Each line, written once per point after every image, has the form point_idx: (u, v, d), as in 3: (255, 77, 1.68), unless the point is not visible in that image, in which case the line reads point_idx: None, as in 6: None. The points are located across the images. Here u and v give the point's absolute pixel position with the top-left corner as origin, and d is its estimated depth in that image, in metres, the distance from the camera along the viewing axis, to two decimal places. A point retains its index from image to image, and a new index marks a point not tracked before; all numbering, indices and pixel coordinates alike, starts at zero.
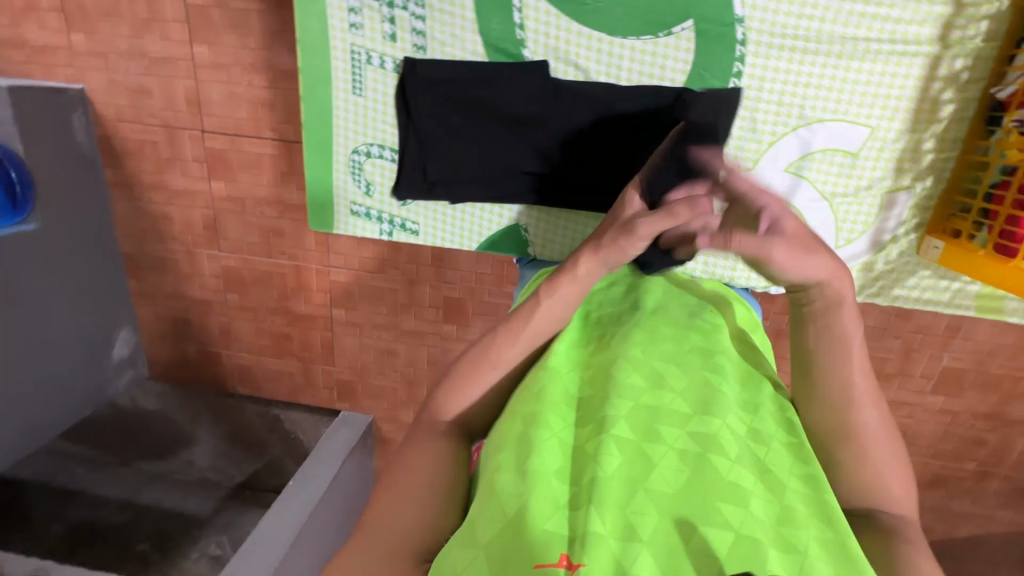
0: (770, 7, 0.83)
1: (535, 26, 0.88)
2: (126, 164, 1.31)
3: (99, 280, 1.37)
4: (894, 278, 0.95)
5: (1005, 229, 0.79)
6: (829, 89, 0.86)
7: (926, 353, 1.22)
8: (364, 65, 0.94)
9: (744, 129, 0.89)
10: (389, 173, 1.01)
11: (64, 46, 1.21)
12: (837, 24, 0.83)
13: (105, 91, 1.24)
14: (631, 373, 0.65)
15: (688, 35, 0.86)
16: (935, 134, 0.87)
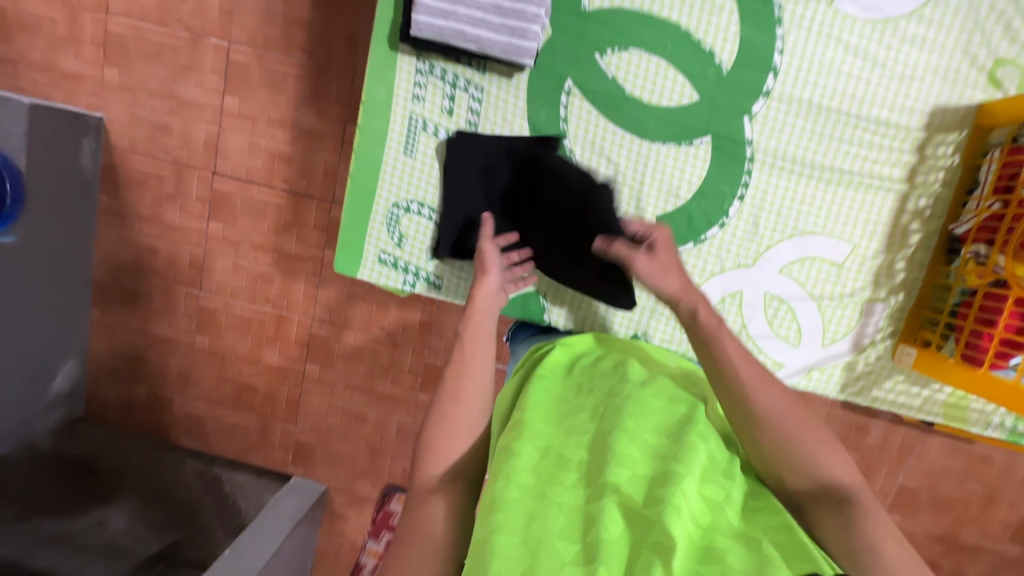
0: (773, 135, 0.96)
1: (577, 120, 0.98)
2: (126, 193, 1.30)
3: (60, 304, 1.29)
4: (872, 379, 1.03)
5: (970, 340, 0.89)
6: (819, 208, 0.98)
7: (883, 469, 1.28)
8: (419, 131, 1.00)
9: (746, 231, 0.99)
10: (424, 230, 1.03)
11: (94, 77, 1.25)
12: (827, 155, 0.97)
13: (124, 123, 1.27)
14: (627, 436, 0.63)
15: (706, 148, 0.97)
16: (905, 258, 0.99)
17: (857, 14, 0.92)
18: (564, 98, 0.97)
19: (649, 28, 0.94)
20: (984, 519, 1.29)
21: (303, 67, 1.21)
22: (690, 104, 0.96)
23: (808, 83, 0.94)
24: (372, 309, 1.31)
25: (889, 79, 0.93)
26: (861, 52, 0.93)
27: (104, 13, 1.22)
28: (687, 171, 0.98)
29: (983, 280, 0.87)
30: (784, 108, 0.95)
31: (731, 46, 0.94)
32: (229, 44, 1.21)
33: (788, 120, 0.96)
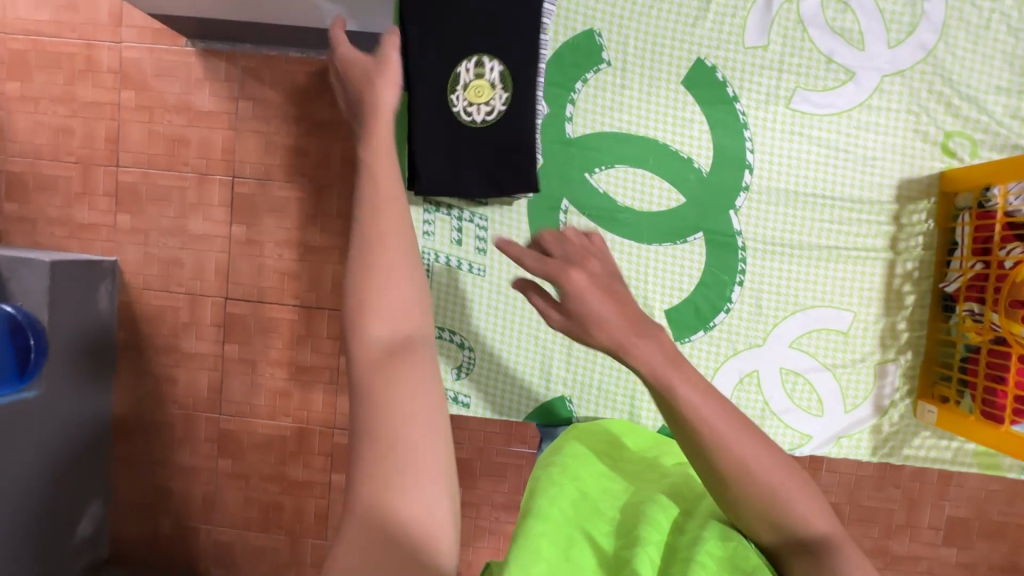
0: (758, 223, 1.02)
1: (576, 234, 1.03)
2: (142, 328, 1.34)
3: (82, 448, 1.29)
4: (900, 438, 1.04)
5: (985, 397, 0.89)
6: (815, 284, 1.03)
7: (928, 503, 1.26)
8: (432, 262, 1.03)
9: (751, 313, 1.03)
10: (449, 353, 1.04)
11: (108, 225, 1.32)
12: (813, 235, 1.02)
13: (138, 262, 1.33)
14: (659, 503, 0.61)
15: (700, 246, 1.03)
16: (905, 318, 1.03)
17: (812, 110, 1.00)
18: (562, 216, 1.03)
19: (629, 140, 1.02)
20: None
21: (304, 189, 1.29)
22: (680, 208, 1.02)
23: (780, 173, 1.02)
24: None
25: (852, 160, 1.01)
26: (820, 139, 1.01)
27: (114, 165, 1.31)
28: (686, 267, 1.03)
29: (984, 337, 0.89)
30: (764, 199, 1.02)
31: (706, 151, 1.01)
32: (234, 177, 1.30)
33: (770, 210, 1.02)
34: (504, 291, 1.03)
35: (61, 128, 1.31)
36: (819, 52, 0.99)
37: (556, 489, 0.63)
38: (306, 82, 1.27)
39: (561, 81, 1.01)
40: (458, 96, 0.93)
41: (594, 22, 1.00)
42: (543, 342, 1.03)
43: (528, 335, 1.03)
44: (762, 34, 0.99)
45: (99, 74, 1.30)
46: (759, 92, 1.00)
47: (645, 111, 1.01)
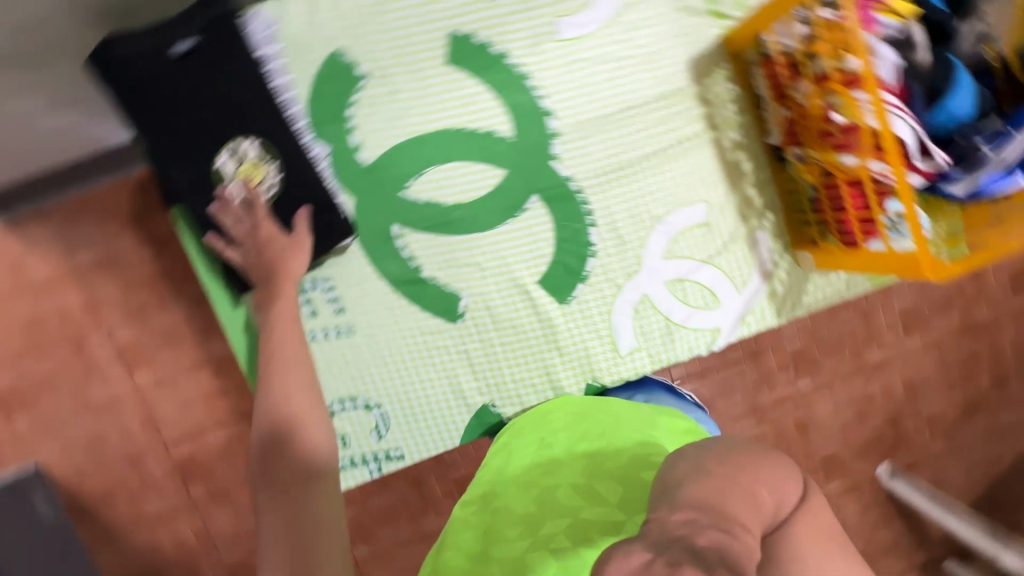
0: (581, 158, 0.95)
1: (422, 251, 0.93)
2: (102, 515, 1.27)
3: None
4: (797, 291, 1.03)
5: (842, 229, 0.89)
6: (659, 191, 0.97)
7: (878, 309, 1.34)
8: None
9: (613, 246, 0.97)
10: (358, 420, 0.96)
11: (9, 437, 1.22)
12: (636, 147, 0.96)
13: (60, 457, 1.24)
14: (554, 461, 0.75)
15: (540, 208, 0.94)
16: (752, 183, 1.00)
17: (583, 31, 0.92)
18: (399, 242, 0.93)
19: (426, 142, 0.91)
20: (982, 292, 1.36)
21: (186, 308, 1.23)
22: (504, 181, 0.93)
23: (581, 103, 0.93)
24: None
25: (641, 59, 0.94)
26: (604, 55, 0.93)
27: None
28: (536, 235, 0.95)
29: (817, 175, 0.88)
30: (575, 133, 0.94)
31: (499, 115, 0.92)
32: (109, 331, 1.21)
33: (585, 140, 0.95)
34: (381, 338, 0.95)
35: None
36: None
37: (475, 520, 0.72)
38: (129, 206, 1.18)
39: (326, 115, 0.89)
40: (227, 184, 0.85)
41: (332, 42, 0.87)
42: (439, 365, 0.96)
43: (420, 368, 0.96)
44: None
45: None
46: (525, 36, 0.91)
47: (426, 105, 0.91)
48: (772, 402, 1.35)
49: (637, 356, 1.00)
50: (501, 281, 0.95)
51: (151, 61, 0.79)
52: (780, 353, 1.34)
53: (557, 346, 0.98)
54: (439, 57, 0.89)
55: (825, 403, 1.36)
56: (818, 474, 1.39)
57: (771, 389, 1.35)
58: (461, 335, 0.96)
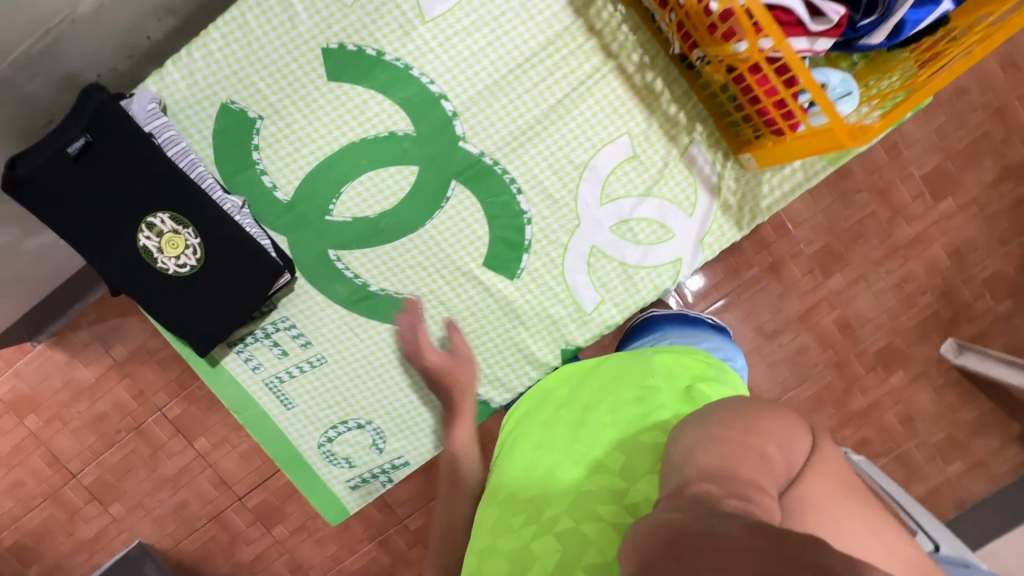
0: (487, 128, 0.88)
1: (361, 264, 0.90)
2: (206, 570, 1.39)
3: None
4: (751, 196, 0.97)
5: (765, 121, 0.84)
6: (576, 138, 0.91)
7: (896, 182, 1.24)
8: (280, 383, 0.94)
9: (547, 207, 0.92)
10: (359, 438, 0.98)
11: (109, 522, 1.36)
12: (538, 101, 0.89)
13: (155, 529, 1.37)
14: (563, 444, 0.76)
15: (463, 193, 0.89)
16: (670, 99, 0.92)
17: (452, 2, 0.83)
18: (339, 263, 0.90)
19: (336, 166, 0.86)
20: (1016, 130, 1.22)
21: None
22: (419, 179, 0.88)
23: (471, 76, 0.86)
24: (433, 469, 1.35)
25: (518, 9, 0.85)
26: (479, 18, 0.84)
27: (72, 477, 1.33)
28: (466, 218, 0.91)
29: (723, 72, 0.81)
30: (474, 105, 0.87)
31: (395, 112, 0.85)
32: (162, 410, 1.32)
33: (487, 109, 0.88)
34: (354, 361, 0.95)
35: (10, 485, 1.33)
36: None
37: (500, 515, 0.73)
38: None
39: (232, 168, 0.85)
40: (161, 261, 0.77)
41: (213, 95, 0.81)
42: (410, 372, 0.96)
43: (392, 379, 0.96)
44: None
45: None
46: (393, 27, 0.82)
47: (321, 128, 0.85)
48: (804, 309, 1.28)
49: (603, 309, 0.97)
50: (446, 275, 0.93)
51: (45, 163, 0.71)
52: (800, 257, 1.26)
53: (520, 320, 0.96)
54: (316, 75, 0.82)
55: (863, 296, 1.28)
56: (876, 370, 1.31)
57: (800, 297, 1.28)
58: (421, 338, 0.94)
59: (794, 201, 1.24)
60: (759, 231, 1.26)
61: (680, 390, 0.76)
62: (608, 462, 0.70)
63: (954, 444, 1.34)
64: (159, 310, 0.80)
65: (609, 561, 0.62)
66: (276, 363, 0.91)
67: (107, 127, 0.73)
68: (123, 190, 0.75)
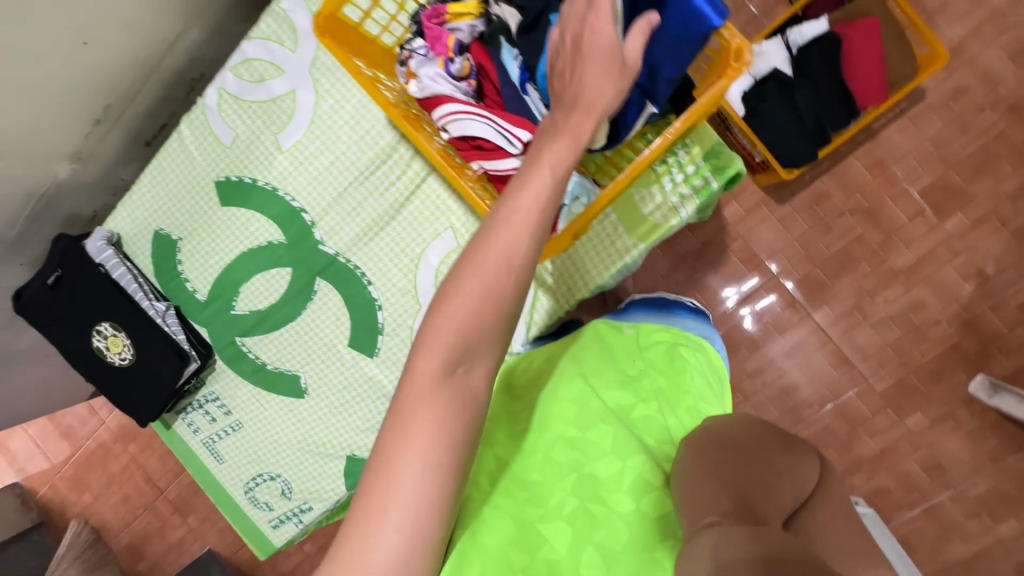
0: (342, 222, 0.75)
1: (261, 346, 0.80)
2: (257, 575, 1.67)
3: None
4: (569, 272, 0.81)
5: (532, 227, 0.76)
6: (406, 230, 0.74)
7: (887, 201, 1.10)
8: (214, 438, 0.85)
9: (390, 297, 0.75)
10: (281, 487, 0.83)
11: (188, 529, 1.69)
12: (365, 196, 0.75)
13: (220, 538, 1.67)
14: (563, 425, 0.69)
15: (328, 288, 0.76)
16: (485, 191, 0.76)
17: (306, 125, 0.75)
18: (243, 345, 0.81)
19: (232, 270, 0.80)
20: None
21: None
22: (289, 283, 0.77)
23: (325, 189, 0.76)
24: None
25: (346, 128, 0.74)
26: (324, 135, 0.75)
27: (162, 492, 1.70)
28: (331, 310, 0.77)
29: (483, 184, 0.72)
30: (316, 197, 0.76)
31: (264, 223, 0.77)
32: None
33: (328, 197, 0.75)
34: (269, 425, 0.82)
35: (124, 495, 1.73)
36: (268, 63, 0.75)
37: (513, 510, 0.65)
38: None
39: (164, 280, 0.83)
40: (111, 357, 0.79)
41: (148, 225, 0.82)
42: (302, 436, 0.81)
43: (290, 443, 0.82)
44: (226, 123, 0.77)
45: (112, 448, 1.73)
46: (259, 156, 0.76)
47: (211, 244, 0.80)
48: (790, 344, 1.18)
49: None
50: (319, 355, 0.78)
51: (32, 294, 0.78)
52: (778, 291, 1.17)
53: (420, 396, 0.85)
54: (210, 204, 0.79)
55: (860, 328, 1.15)
56: (886, 411, 1.16)
57: (783, 333, 1.18)
58: (310, 415, 0.80)
59: (763, 233, 1.17)
60: (728, 265, 1.19)
61: (672, 352, 0.76)
62: (615, 437, 0.66)
63: (1009, 500, 1.12)
64: (115, 401, 0.81)
65: (621, 533, 0.61)
66: (207, 428, 0.84)
67: (75, 257, 0.78)
68: (79, 294, 0.78)
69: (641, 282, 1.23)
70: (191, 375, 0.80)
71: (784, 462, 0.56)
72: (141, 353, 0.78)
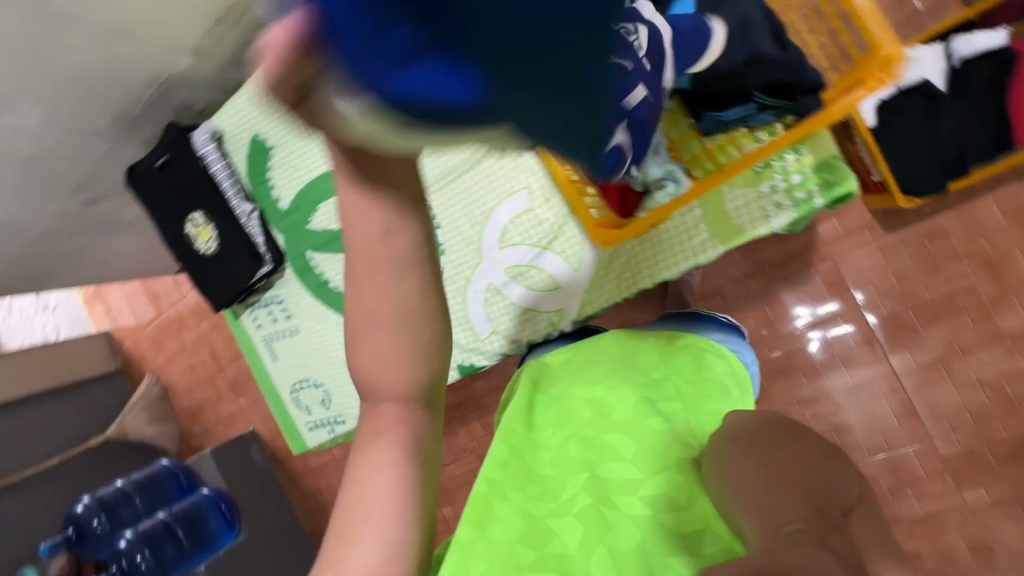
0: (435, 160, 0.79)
1: (328, 263, 0.84)
2: (289, 462, 1.84)
3: (292, 562, 1.74)
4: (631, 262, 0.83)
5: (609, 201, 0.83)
6: None
7: (1015, 252, 0.97)
8: (274, 337, 0.92)
9: None
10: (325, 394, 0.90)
11: (238, 408, 1.88)
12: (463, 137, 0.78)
13: (264, 422, 1.85)
14: (581, 426, 0.72)
15: None
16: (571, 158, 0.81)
17: None
18: (312, 260, 0.85)
19: (316, 186, 0.83)
20: None
21: None
22: None
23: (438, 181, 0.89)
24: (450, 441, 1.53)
25: None
26: None
27: (222, 370, 1.89)
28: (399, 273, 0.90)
29: None
30: None
31: None
32: None
33: None
34: (323, 337, 0.88)
35: (190, 365, 1.94)
36: None
37: (522, 506, 0.65)
38: None
39: (255, 183, 0.88)
40: (200, 246, 0.88)
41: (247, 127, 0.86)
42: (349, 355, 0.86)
43: (337, 358, 0.87)
44: None
45: (187, 321, 1.92)
46: None
47: (302, 157, 0.84)
48: (854, 381, 1.10)
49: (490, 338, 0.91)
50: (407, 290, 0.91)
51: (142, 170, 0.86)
52: (857, 325, 1.08)
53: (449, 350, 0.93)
54: None
55: (939, 383, 1.05)
56: (944, 477, 1.06)
57: (850, 369, 1.10)
58: None
59: (857, 259, 1.07)
60: (808, 283, 1.10)
61: (703, 364, 0.79)
62: (628, 442, 0.68)
63: None
64: (196, 283, 0.89)
65: (636, 534, 0.60)
66: (270, 326, 0.91)
67: (186, 147, 0.85)
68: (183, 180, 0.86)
69: (708, 281, 1.17)
70: (263, 276, 0.87)
71: (821, 470, 0.57)
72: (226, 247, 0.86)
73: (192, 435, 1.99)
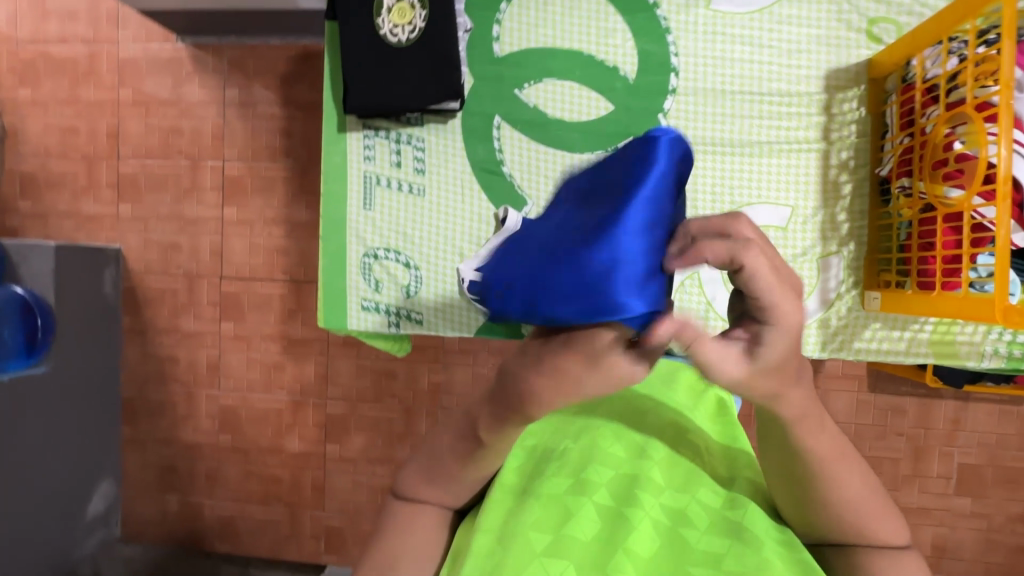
0: (695, 127, 0.94)
1: (511, 147, 0.96)
2: (145, 310, 1.41)
3: (93, 424, 1.34)
4: (851, 331, 0.93)
5: (920, 269, 0.83)
6: (750, 182, 0.94)
7: (936, 450, 1.22)
8: (375, 186, 0.97)
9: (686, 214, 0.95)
10: (401, 272, 0.98)
11: (111, 214, 1.40)
12: (750, 129, 0.94)
13: (139, 249, 1.40)
14: (609, 441, 0.52)
15: None
16: (845, 208, 0.94)
17: (761, 44, 0.93)
18: (495, 132, 0.96)
19: (551, 61, 0.95)
20: None
21: (287, 168, 1.34)
22: (595, 118, 0.95)
23: None
24: (382, 377, 1.33)
25: (775, 74, 0.93)
26: (761, 68, 0.93)
27: (115, 158, 1.39)
28: (448, 150, 0.96)
29: (914, 209, 0.83)
30: (693, 100, 0.94)
31: (631, 58, 0.94)
32: (223, 162, 1.35)
33: (700, 109, 0.94)
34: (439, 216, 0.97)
35: (67, 128, 1.40)
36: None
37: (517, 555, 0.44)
38: (284, 63, 1.31)
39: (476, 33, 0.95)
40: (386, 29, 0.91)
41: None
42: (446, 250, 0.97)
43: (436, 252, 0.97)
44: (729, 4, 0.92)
45: (99, 71, 1.38)
46: (699, 29, 0.93)
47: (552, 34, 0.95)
48: None
49: None
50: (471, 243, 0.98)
51: None
52: None
53: None
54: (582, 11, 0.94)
55: None
56: None
57: None
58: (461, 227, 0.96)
59: (839, 401, 1.23)
60: None
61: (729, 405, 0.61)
62: (656, 474, 0.50)
63: None
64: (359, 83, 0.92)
65: None
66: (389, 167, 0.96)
67: None
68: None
69: None
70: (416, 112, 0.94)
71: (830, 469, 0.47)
72: (405, 68, 0.91)
73: (10, 211, 1.42)
